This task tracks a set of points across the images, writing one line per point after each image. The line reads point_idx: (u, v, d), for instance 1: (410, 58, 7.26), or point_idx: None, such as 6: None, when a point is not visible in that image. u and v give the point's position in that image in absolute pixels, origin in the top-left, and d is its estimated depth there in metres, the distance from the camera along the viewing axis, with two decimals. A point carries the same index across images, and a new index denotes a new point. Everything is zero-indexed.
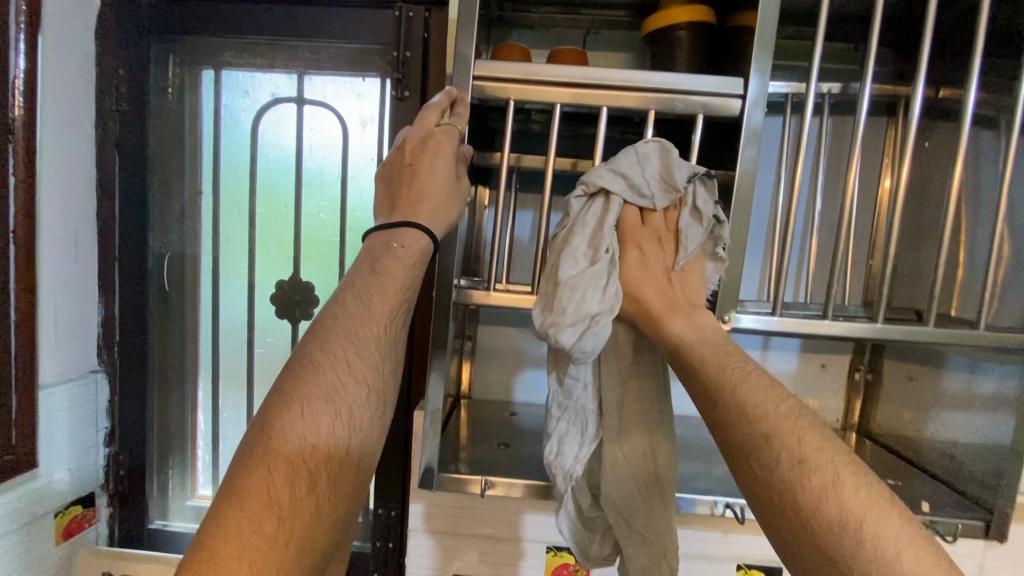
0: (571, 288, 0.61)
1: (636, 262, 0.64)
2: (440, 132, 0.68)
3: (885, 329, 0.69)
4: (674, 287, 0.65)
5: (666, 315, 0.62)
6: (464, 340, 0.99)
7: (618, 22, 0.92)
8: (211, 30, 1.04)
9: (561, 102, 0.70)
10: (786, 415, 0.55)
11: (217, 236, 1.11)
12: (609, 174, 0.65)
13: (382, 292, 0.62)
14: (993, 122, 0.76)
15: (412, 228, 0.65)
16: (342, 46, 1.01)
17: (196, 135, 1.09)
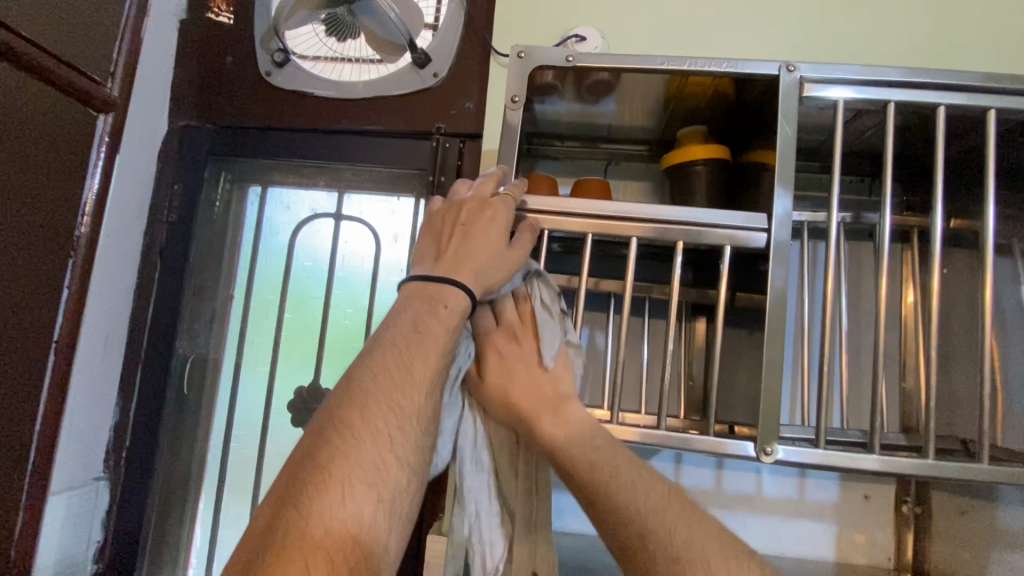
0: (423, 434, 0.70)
1: (495, 375, 0.70)
2: (496, 200, 0.70)
3: (935, 466, 0.66)
4: (542, 379, 0.70)
5: (539, 415, 0.67)
6: None
7: (637, 155, 1.03)
8: (262, 154, 1.13)
9: (592, 232, 0.75)
10: (608, 459, 0.63)
11: (243, 340, 1.13)
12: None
13: (423, 358, 0.60)
14: (1011, 251, 0.78)
15: (454, 288, 0.64)
16: (381, 169, 1.10)
17: (236, 245, 1.15)
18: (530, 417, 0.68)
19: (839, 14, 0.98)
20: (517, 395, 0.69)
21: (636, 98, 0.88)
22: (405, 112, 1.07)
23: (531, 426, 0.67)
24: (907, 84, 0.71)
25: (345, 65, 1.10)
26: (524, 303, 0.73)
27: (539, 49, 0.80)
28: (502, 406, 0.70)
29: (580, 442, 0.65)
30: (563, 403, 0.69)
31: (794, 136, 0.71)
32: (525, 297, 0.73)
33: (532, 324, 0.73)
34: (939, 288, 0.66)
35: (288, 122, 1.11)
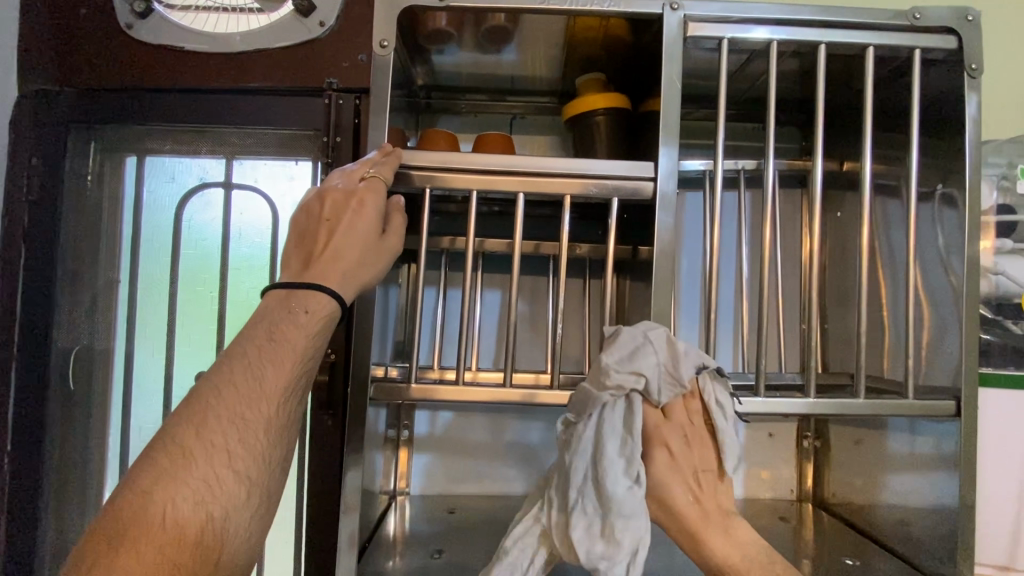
0: (625, 517, 0.59)
1: (683, 497, 0.64)
2: (363, 187, 0.66)
3: (818, 403, 0.68)
4: (703, 489, 0.65)
5: (704, 532, 0.64)
6: (398, 428, 0.91)
7: (544, 108, 0.98)
8: (132, 119, 1.01)
9: (476, 190, 0.70)
10: (770, 567, 0.63)
11: (133, 326, 1.04)
12: (626, 372, 0.63)
13: (276, 368, 0.58)
14: (896, 191, 0.79)
15: (321, 292, 0.61)
16: (271, 132, 1.00)
17: (115, 222, 1.04)
18: (699, 536, 0.64)
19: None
20: (726, 535, 0.64)
21: (534, 45, 0.83)
22: (292, 66, 0.97)
23: (697, 537, 0.64)
24: (793, 22, 0.69)
25: (220, 15, 0.98)
26: (694, 404, 0.66)
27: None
28: (658, 508, 0.65)
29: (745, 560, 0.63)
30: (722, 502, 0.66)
31: (679, 77, 0.68)
32: (695, 395, 0.67)
33: (701, 423, 0.67)
34: (817, 229, 0.67)
35: (159, 81, 0.98)
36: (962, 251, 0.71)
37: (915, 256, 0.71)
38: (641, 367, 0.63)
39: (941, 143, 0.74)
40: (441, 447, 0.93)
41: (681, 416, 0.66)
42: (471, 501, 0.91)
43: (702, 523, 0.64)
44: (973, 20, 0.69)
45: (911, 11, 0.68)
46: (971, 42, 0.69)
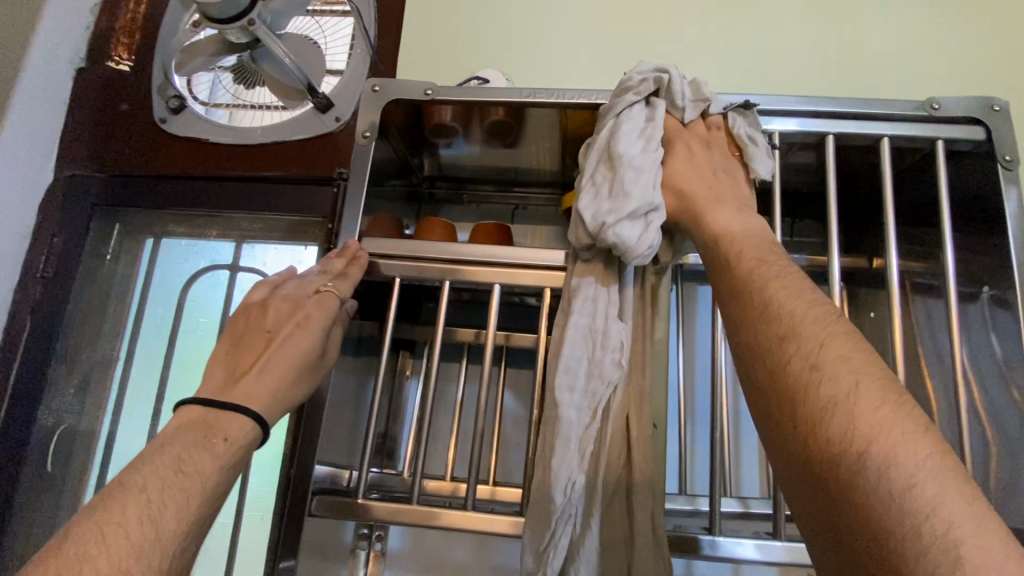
0: (635, 171, 0.59)
1: (693, 175, 0.60)
2: (312, 301, 0.61)
3: None
4: (721, 183, 0.60)
5: (707, 207, 0.57)
6: (370, 537, 0.81)
7: (549, 200, 0.96)
8: (154, 203, 1.05)
9: (445, 279, 0.70)
10: (817, 319, 0.45)
11: (120, 406, 1.00)
12: (638, 82, 0.64)
13: (177, 511, 0.46)
14: (936, 291, 0.70)
15: (243, 418, 0.53)
16: (279, 218, 1.02)
17: (122, 301, 1.05)
18: (702, 210, 0.58)
19: (737, 69, 0.99)
20: (741, 241, 0.53)
21: (535, 139, 0.83)
22: (305, 158, 1.01)
23: (698, 213, 0.58)
24: (794, 116, 0.66)
25: (247, 111, 1.05)
26: (720, 131, 0.64)
27: (394, 83, 0.78)
28: (671, 196, 0.60)
29: (753, 244, 0.53)
30: (772, 249, 0.52)
31: None
32: (721, 125, 0.65)
33: (729, 147, 0.64)
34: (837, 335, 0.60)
35: (184, 169, 1.04)
36: None
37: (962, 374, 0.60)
38: (659, 71, 0.64)
39: (979, 241, 0.67)
40: (418, 568, 0.80)
41: (715, 131, 0.65)
42: None
43: (708, 200, 0.58)
44: (1001, 109, 0.64)
45: (925, 103, 0.64)
46: (999, 134, 0.63)
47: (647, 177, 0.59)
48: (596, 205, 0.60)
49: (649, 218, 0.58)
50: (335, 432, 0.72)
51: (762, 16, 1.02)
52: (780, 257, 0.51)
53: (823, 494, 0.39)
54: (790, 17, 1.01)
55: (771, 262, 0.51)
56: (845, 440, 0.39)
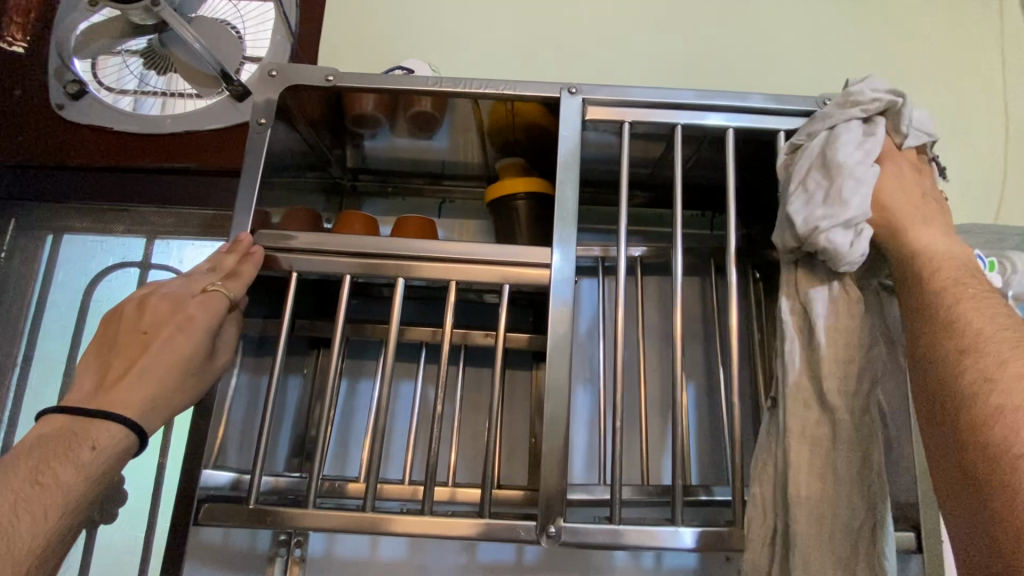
0: (855, 182, 0.57)
1: (901, 194, 0.59)
2: (197, 301, 0.59)
3: (742, 533, 0.60)
4: (927, 206, 0.59)
5: (911, 224, 0.57)
6: (289, 544, 0.77)
7: (476, 193, 0.95)
8: (54, 196, 0.98)
9: (351, 272, 0.67)
10: (1006, 336, 0.47)
11: (16, 415, 0.93)
12: (879, 94, 0.62)
13: (32, 522, 0.46)
14: None
15: (112, 427, 0.51)
16: (195, 212, 0.98)
17: (18, 302, 0.97)
18: (901, 224, 0.58)
19: (658, 68, 1.02)
20: (939, 261, 0.54)
21: (458, 130, 0.81)
22: (220, 148, 0.96)
23: (900, 231, 0.58)
24: (699, 110, 0.67)
25: (155, 98, 0.98)
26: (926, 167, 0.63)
27: (296, 68, 0.74)
28: (872, 208, 0.59)
29: (949, 265, 0.54)
30: (967, 270, 0.53)
31: (575, 166, 0.65)
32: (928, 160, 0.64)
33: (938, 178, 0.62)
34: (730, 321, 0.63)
35: (84, 159, 0.96)
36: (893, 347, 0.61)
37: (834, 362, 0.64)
38: (898, 90, 0.62)
39: None
40: (340, 571, 0.78)
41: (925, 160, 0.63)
42: None
43: (914, 219, 0.58)
44: None
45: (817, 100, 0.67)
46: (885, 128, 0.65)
47: (852, 193, 0.56)
48: (805, 212, 0.58)
49: (859, 228, 0.57)
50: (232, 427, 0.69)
51: (681, 20, 1.05)
52: (979, 280, 0.53)
53: (973, 493, 0.43)
54: (708, 20, 1.05)
55: (970, 283, 0.52)
56: (998, 448, 0.42)
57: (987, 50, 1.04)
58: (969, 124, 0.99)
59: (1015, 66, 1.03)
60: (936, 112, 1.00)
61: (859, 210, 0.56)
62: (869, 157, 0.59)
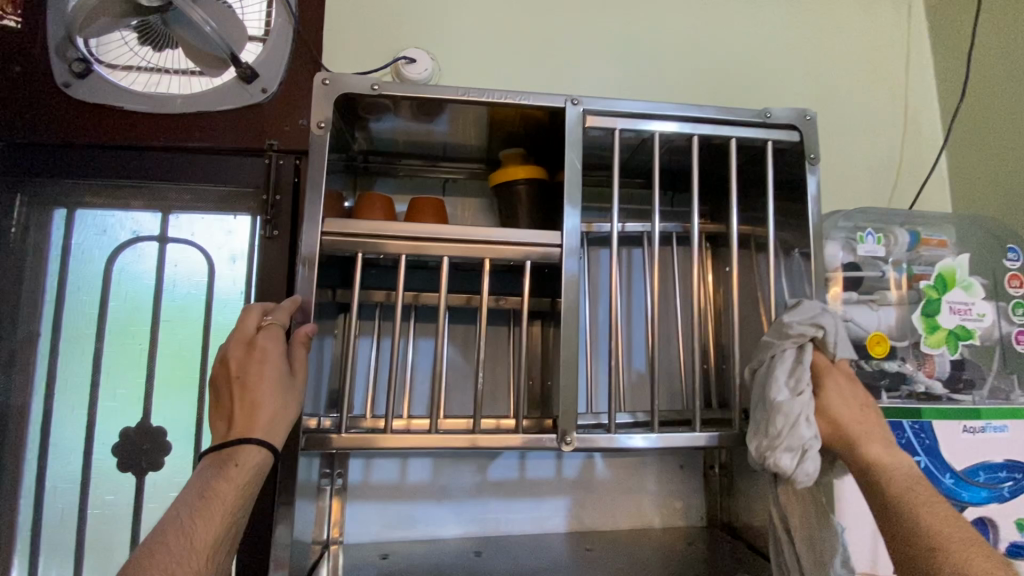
0: (789, 414, 0.71)
1: (845, 412, 0.72)
2: (262, 336, 0.73)
3: (702, 436, 0.80)
4: (869, 417, 0.73)
5: (860, 439, 0.71)
6: (331, 477, 0.92)
7: (474, 173, 1.08)
8: (65, 173, 1.01)
9: (404, 252, 0.80)
10: (961, 539, 0.61)
11: (53, 381, 1.00)
12: (805, 326, 0.75)
13: (207, 522, 0.62)
14: (747, 243, 0.93)
15: (248, 445, 0.67)
16: (209, 189, 1.04)
17: (38, 276, 1.02)
18: (856, 441, 0.71)
19: (628, 61, 1.16)
20: (893, 471, 0.68)
21: (466, 122, 0.93)
22: (230, 127, 1.02)
23: (853, 442, 0.71)
24: (673, 117, 0.83)
25: (163, 78, 1.03)
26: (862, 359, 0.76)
27: (346, 78, 0.84)
28: (826, 423, 0.73)
29: (902, 474, 0.68)
30: (916, 479, 0.68)
31: (578, 161, 0.80)
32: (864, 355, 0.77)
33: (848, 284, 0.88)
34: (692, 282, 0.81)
35: (99, 138, 1.00)
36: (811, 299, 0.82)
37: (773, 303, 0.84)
38: (818, 324, 0.75)
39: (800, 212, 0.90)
40: (377, 494, 0.94)
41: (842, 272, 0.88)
42: (406, 546, 0.92)
43: (862, 433, 0.72)
44: (811, 118, 0.84)
45: (762, 110, 0.83)
46: (810, 136, 0.84)
47: (787, 424, 0.71)
48: (757, 442, 0.74)
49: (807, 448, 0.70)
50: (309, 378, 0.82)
51: (649, 15, 1.19)
52: (926, 488, 0.67)
53: None
54: (672, 16, 1.19)
55: (918, 490, 0.66)
56: None
57: (896, 52, 1.25)
58: (878, 117, 1.21)
59: (915, 67, 1.24)
60: (853, 106, 1.21)
61: (797, 436, 0.70)
62: (800, 386, 0.73)
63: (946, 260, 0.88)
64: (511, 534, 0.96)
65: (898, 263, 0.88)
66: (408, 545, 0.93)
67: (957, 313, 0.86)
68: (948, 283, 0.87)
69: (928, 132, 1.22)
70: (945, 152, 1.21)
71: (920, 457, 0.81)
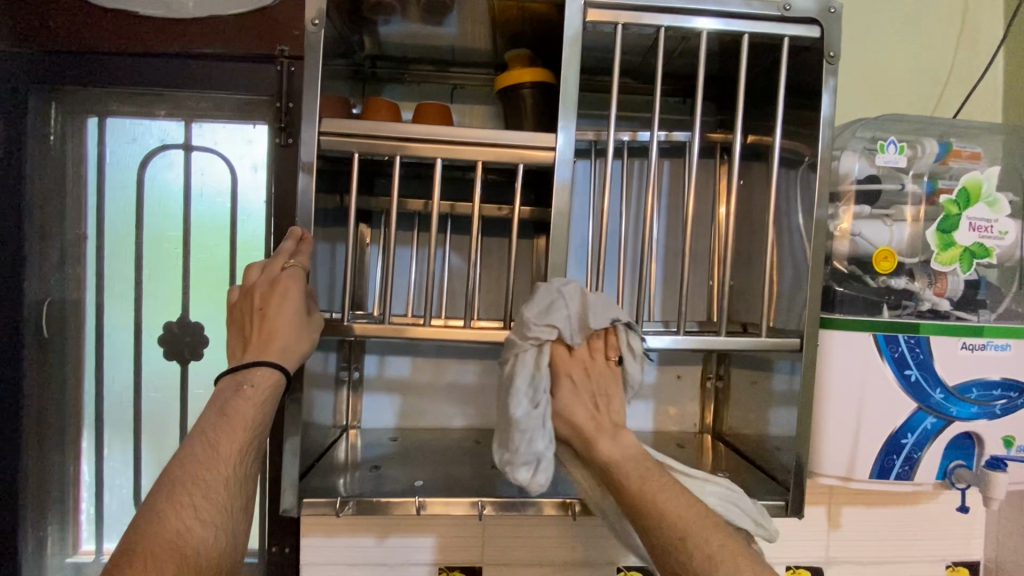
0: (523, 429, 0.72)
1: (582, 412, 0.75)
2: (284, 276, 0.76)
3: (687, 340, 0.81)
4: (602, 411, 0.76)
5: (596, 437, 0.74)
6: (349, 370, 1.01)
7: (482, 79, 1.06)
8: (93, 82, 1.06)
9: (397, 154, 0.81)
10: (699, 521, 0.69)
11: (102, 278, 1.11)
12: (543, 325, 0.73)
13: (229, 435, 0.69)
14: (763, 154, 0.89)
15: (262, 367, 0.73)
16: (226, 96, 1.07)
17: (80, 181, 1.10)
18: (592, 440, 0.74)
19: None
20: (626, 466, 0.72)
21: (470, 22, 0.89)
22: (242, 34, 1.03)
23: (590, 441, 0.74)
24: (683, 11, 0.78)
25: None
26: (596, 348, 0.76)
27: None
28: (567, 426, 0.75)
29: (631, 464, 0.73)
30: (644, 463, 0.73)
31: (575, 60, 0.77)
32: (613, 345, 0.77)
33: (861, 200, 0.84)
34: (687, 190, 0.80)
35: (120, 45, 1.03)
36: (812, 212, 0.80)
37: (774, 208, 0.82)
38: (552, 321, 0.73)
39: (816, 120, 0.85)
40: (389, 388, 1.03)
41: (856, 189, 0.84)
42: (415, 433, 1.02)
43: (600, 431, 0.74)
44: (835, 12, 0.78)
45: (781, 3, 0.77)
46: (831, 32, 0.78)
47: (535, 439, 0.72)
48: (499, 453, 0.74)
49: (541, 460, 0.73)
50: (320, 278, 0.87)
51: None
52: (658, 472, 0.73)
53: None
54: None
55: (650, 479, 0.72)
56: None
57: None
58: (932, 14, 1.09)
59: None
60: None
61: (537, 448, 0.72)
62: (536, 398, 0.73)
63: (974, 173, 0.83)
64: None
65: (920, 176, 0.84)
66: (419, 432, 1.03)
67: (976, 230, 0.82)
68: (973, 197, 0.82)
69: (990, 29, 1.09)
70: (1004, 50, 1.09)
71: (912, 370, 0.82)
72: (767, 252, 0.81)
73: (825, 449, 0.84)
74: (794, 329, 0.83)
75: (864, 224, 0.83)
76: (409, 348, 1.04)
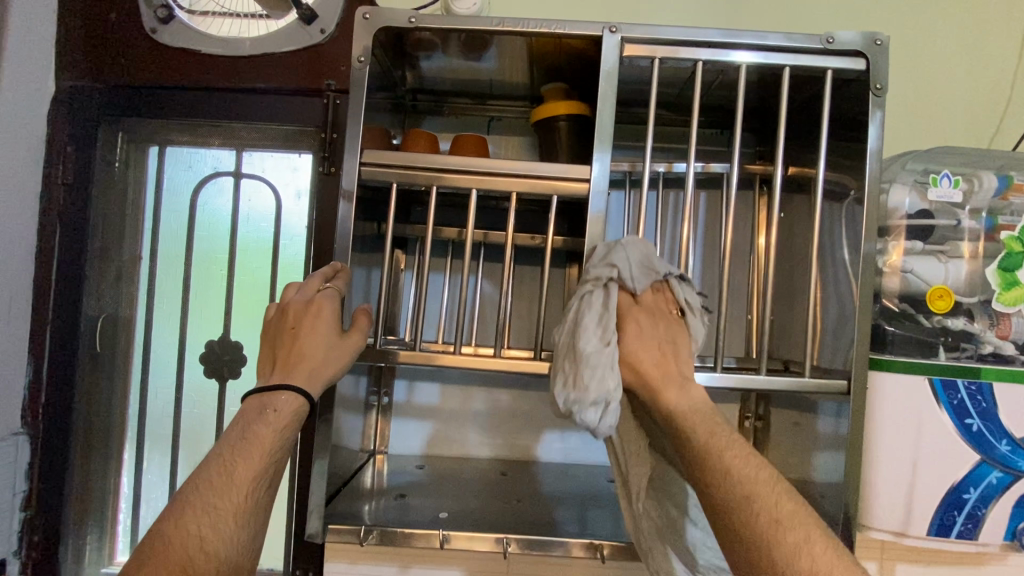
0: (593, 367, 0.67)
1: (647, 358, 0.71)
2: (318, 297, 0.78)
3: (726, 378, 0.77)
4: (669, 358, 0.72)
5: (660, 387, 0.70)
6: (378, 394, 1.02)
7: (518, 110, 1.09)
8: (157, 114, 1.13)
9: (434, 184, 0.82)
10: (766, 481, 0.63)
11: (153, 297, 1.16)
12: (604, 267, 0.73)
13: (246, 462, 0.68)
14: (806, 187, 0.87)
15: (287, 392, 0.73)
16: (275, 127, 1.13)
17: (139, 205, 1.17)
18: (656, 388, 0.70)
19: None
20: (693, 416, 0.68)
21: (508, 57, 0.92)
22: (293, 69, 1.08)
23: (655, 391, 0.70)
24: (721, 45, 0.78)
25: (231, 21, 1.09)
26: (660, 296, 0.75)
27: (385, 11, 0.84)
28: (629, 372, 0.71)
29: (700, 418, 0.68)
30: (712, 416, 0.68)
31: (612, 93, 0.78)
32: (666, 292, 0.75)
33: (913, 235, 0.79)
34: (726, 222, 0.78)
35: (182, 80, 1.10)
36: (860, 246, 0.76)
37: (818, 239, 0.79)
38: (620, 259, 0.72)
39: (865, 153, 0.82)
40: (417, 413, 1.03)
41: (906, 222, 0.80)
42: (441, 461, 1.01)
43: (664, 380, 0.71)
44: (881, 44, 0.76)
45: (825, 35, 0.76)
46: (878, 65, 0.76)
47: (606, 377, 0.68)
48: (562, 395, 0.69)
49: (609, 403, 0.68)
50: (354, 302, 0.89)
51: None
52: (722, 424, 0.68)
53: None
54: None
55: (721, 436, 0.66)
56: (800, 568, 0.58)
57: None
58: (986, 45, 1.05)
59: None
60: (956, 30, 1.05)
61: (606, 389, 0.68)
62: (604, 335, 0.69)
63: None
64: (540, 461, 1.02)
65: (978, 211, 0.79)
66: (446, 460, 1.02)
67: None
68: None
69: None
70: None
71: (973, 419, 0.76)
72: (813, 284, 0.77)
73: (876, 500, 0.78)
74: (841, 370, 0.79)
75: (918, 260, 0.79)
76: (440, 374, 1.04)
